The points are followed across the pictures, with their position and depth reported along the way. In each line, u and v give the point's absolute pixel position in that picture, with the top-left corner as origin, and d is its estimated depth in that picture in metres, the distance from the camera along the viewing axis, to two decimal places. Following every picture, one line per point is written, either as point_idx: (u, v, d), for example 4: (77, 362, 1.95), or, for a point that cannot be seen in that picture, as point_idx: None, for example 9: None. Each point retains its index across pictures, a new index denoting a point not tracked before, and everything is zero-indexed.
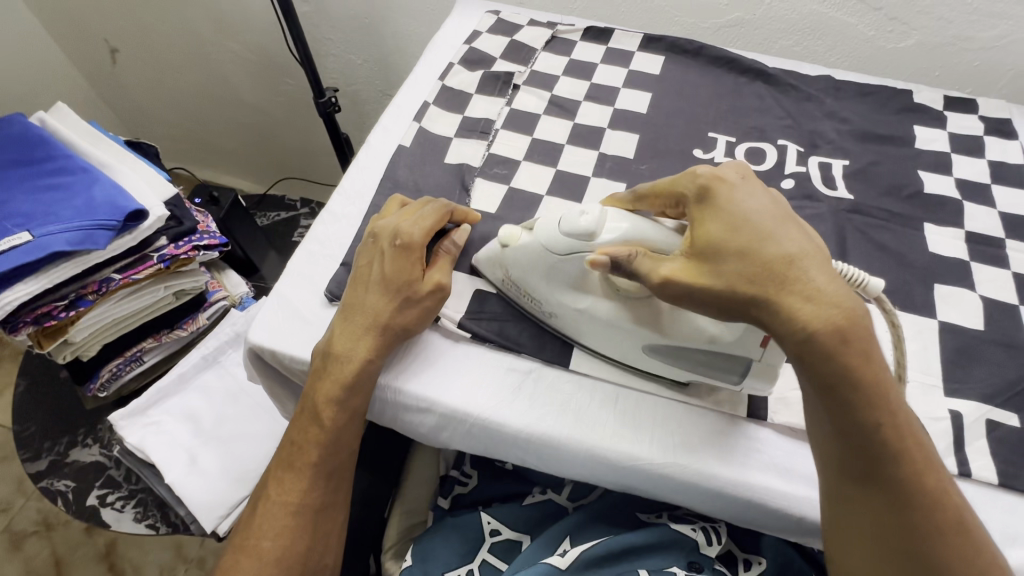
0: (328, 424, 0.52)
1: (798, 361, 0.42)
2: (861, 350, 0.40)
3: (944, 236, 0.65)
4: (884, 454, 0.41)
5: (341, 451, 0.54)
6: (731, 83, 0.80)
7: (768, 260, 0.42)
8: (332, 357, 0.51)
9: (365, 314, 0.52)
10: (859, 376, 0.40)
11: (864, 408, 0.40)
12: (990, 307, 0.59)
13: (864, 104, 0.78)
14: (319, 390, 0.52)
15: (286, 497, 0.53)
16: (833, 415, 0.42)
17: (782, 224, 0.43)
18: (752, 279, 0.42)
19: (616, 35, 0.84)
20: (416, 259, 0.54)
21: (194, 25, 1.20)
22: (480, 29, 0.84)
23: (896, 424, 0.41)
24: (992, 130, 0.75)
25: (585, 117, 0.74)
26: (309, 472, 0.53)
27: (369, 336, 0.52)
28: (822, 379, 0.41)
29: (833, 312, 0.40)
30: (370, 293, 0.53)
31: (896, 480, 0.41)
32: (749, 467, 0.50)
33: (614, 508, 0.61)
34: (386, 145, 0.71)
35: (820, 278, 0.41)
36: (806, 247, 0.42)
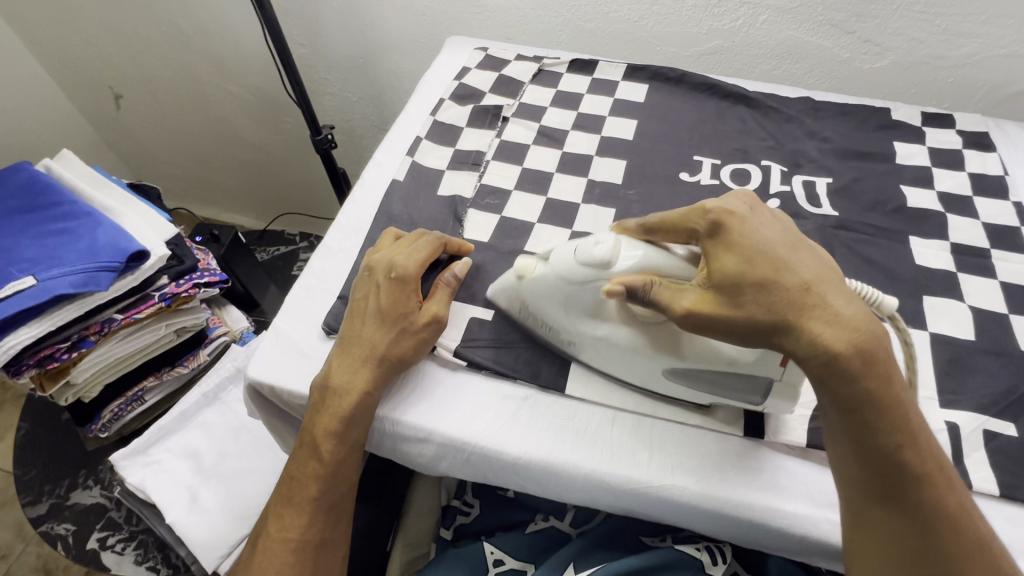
0: (327, 458, 0.52)
1: (820, 382, 0.42)
2: (881, 373, 0.41)
3: (930, 248, 0.66)
4: (905, 469, 0.41)
5: (342, 484, 0.54)
6: (714, 108, 0.82)
7: (787, 287, 0.43)
8: (330, 390, 0.52)
9: (363, 346, 0.53)
10: (878, 399, 0.41)
11: (893, 428, 0.41)
12: (980, 317, 0.60)
13: (844, 123, 0.80)
14: (318, 423, 0.52)
15: (286, 532, 0.53)
16: (859, 435, 0.42)
17: (796, 252, 0.44)
18: (771, 307, 0.43)
19: (600, 66, 0.88)
20: (412, 290, 0.55)
21: (196, 69, 1.25)
22: (469, 65, 0.88)
23: (915, 446, 0.41)
24: (971, 143, 0.77)
25: (572, 145, 0.77)
26: (310, 507, 0.53)
27: (368, 368, 0.52)
28: (847, 400, 0.41)
29: (852, 334, 0.41)
30: (367, 326, 0.54)
31: (924, 497, 0.41)
32: (744, 486, 0.50)
33: (616, 534, 0.60)
34: (380, 180, 0.73)
35: (831, 307, 0.42)
36: (819, 272, 0.44)
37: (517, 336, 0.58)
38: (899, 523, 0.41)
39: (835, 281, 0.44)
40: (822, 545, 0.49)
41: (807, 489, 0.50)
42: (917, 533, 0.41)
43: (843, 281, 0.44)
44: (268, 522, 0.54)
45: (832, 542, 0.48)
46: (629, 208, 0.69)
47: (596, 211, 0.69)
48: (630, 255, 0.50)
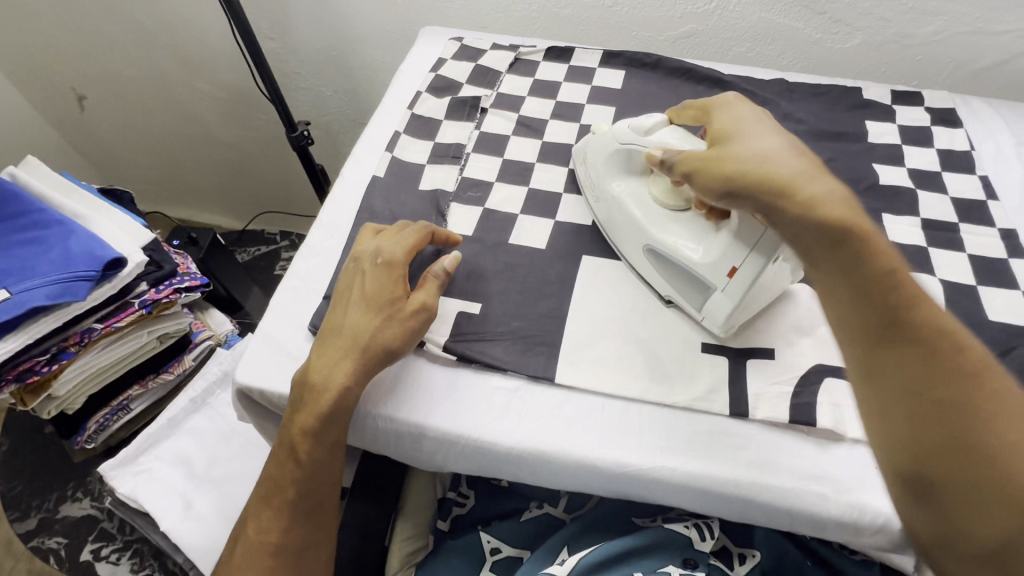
0: (304, 455, 0.52)
1: (797, 222, 0.42)
2: (852, 207, 0.41)
3: (901, 224, 0.68)
4: (884, 291, 0.40)
5: (321, 483, 0.54)
6: (691, 92, 0.83)
7: (758, 150, 0.46)
8: (309, 386, 0.52)
9: (343, 337, 0.53)
10: (851, 226, 0.40)
11: (871, 254, 0.40)
12: (949, 290, 0.62)
13: (818, 104, 0.81)
14: (297, 422, 0.52)
15: (265, 529, 0.54)
16: (835, 266, 0.41)
17: (775, 132, 0.48)
18: (760, 160, 0.45)
19: (577, 53, 0.87)
20: (399, 279, 0.55)
21: (161, 66, 1.21)
22: (444, 56, 0.87)
23: (891, 265, 0.40)
24: (939, 120, 0.79)
25: (552, 135, 0.77)
26: (288, 506, 0.53)
27: (346, 360, 0.52)
28: (820, 225, 0.41)
29: (831, 185, 0.42)
30: (349, 317, 0.54)
31: (910, 322, 0.39)
32: (733, 464, 0.52)
33: (610, 517, 0.62)
34: (359, 176, 0.72)
35: (796, 158, 0.44)
36: (796, 142, 0.47)
37: (503, 329, 0.59)
38: (903, 353, 0.39)
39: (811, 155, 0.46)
40: (809, 517, 0.51)
41: (794, 465, 0.52)
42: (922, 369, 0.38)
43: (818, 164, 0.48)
44: (251, 519, 0.56)
45: (818, 513, 0.50)
46: None
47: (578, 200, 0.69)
48: (672, 134, 0.60)
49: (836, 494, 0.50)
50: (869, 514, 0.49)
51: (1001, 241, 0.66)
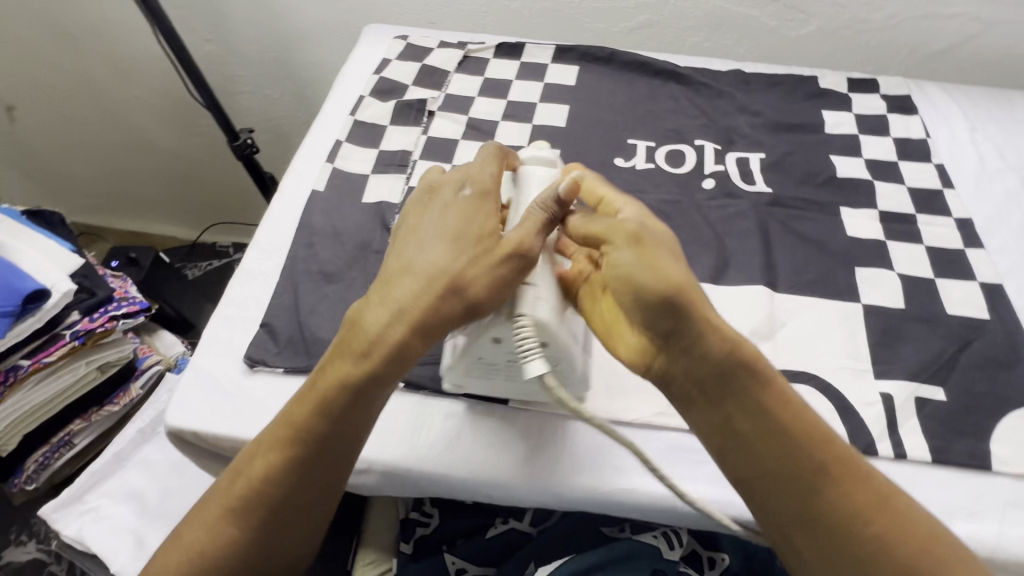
0: (324, 411, 0.44)
1: (679, 367, 0.43)
2: (743, 352, 0.43)
3: (860, 218, 0.67)
4: (778, 436, 0.42)
5: (332, 450, 0.45)
6: (646, 87, 0.80)
7: (670, 276, 0.42)
8: (360, 328, 0.44)
9: (412, 269, 0.45)
10: (741, 364, 0.42)
11: (760, 399, 0.42)
12: (908, 284, 0.62)
13: (774, 95, 0.79)
14: (337, 369, 0.44)
15: (249, 474, 0.45)
16: (735, 409, 0.43)
17: (663, 249, 0.44)
18: (663, 289, 0.42)
19: (528, 49, 0.84)
20: (492, 215, 0.47)
21: (92, 73, 1.14)
22: (389, 56, 0.82)
23: (778, 399, 0.43)
24: (895, 107, 0.78)
25: (503, 138, 0.73)
26: (284, 467, 0.44)
27: (411, 301, 0.43)
28: (710, 369, 0.42)
29: (721, 329, 0.42)
30: (426, 247, 0.45)
31: (799, 457, 0.42)
32: (694, 481, 0.50)
33: (577, 530, 0.60)
34: (299, 190, 0.68)
35: (692, 287, 0.43)
36: (679, 264, 0.44)
37: None
38: (806, 488, 0.41)
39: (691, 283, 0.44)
40: None
41: None
42: (802, 499, 0.41)
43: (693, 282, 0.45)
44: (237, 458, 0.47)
45: None
46: None
47: None
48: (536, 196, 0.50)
49: None
50: None
51: (958, 231, 0.66)
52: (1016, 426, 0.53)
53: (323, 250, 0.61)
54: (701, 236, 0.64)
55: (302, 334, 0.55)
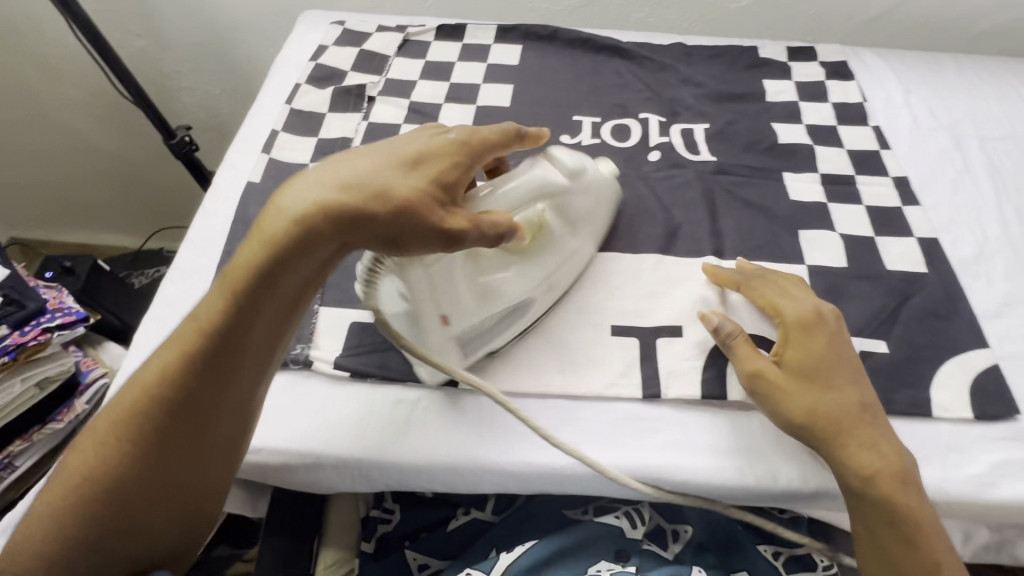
0: (196, 357, 0.41)
1: (838, 458, 0.47)
2: (876, 441, 0.47)
3: (802, 182, 0.68)
4: (895, 513, 0.45)
5: (208, 400, 0.42)
6: (590, 63, 0.79)
7: (828, 392, 0.48)
8: (268, 234, 0.41)
9: (284, 207, 0.40)
10: (892, 466, 0.46)
11: (880, 465, 0.46)
12: (849, 243, 0.63)
13: (717, 66, 0.80)
14: (235, 277, 0.41)
15: (119, 423, 0.41)
16: (863, 492, 0.46)
17: (840, 373, 0.49)
18: (821, 414, 0.47)
19: (470, 30, 0.82)
20: (404, 168, 0.42)
21: (16, 74, 1.08)
22: (325, 43, 0.80)
23: (899, 474, 0.46)
24: (833, 74, 0.80)
25: (447, 120, 0.72)
26: (156, 417, 0.41)
27: (275, 238, 0.40)
28: (856, 460, 0.46)
29: (863, 431, 0.47)
30: (307, 186, 0.41)
31: (909, 530, 0.45)
32: (646, 448, 0.50)
33: (539, 514, 0.60)
34: (234, 183, 0.65)
35: (840, 401, 0.48)
36: (841, 375, 0.49)
37: None
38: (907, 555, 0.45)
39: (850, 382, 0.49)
40: (727, 492, 0.50)
41: (708, 442, 0.51)
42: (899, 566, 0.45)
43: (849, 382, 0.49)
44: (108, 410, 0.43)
45: (733, 487, 0.49)
46: None
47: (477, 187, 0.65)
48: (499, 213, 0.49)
49: (748, 466, 0.50)
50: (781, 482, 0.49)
51: (895, 190, 0.67)
52: (954, 373, 0.54)
53: None
54: (647, 208, 0.64)
55: None
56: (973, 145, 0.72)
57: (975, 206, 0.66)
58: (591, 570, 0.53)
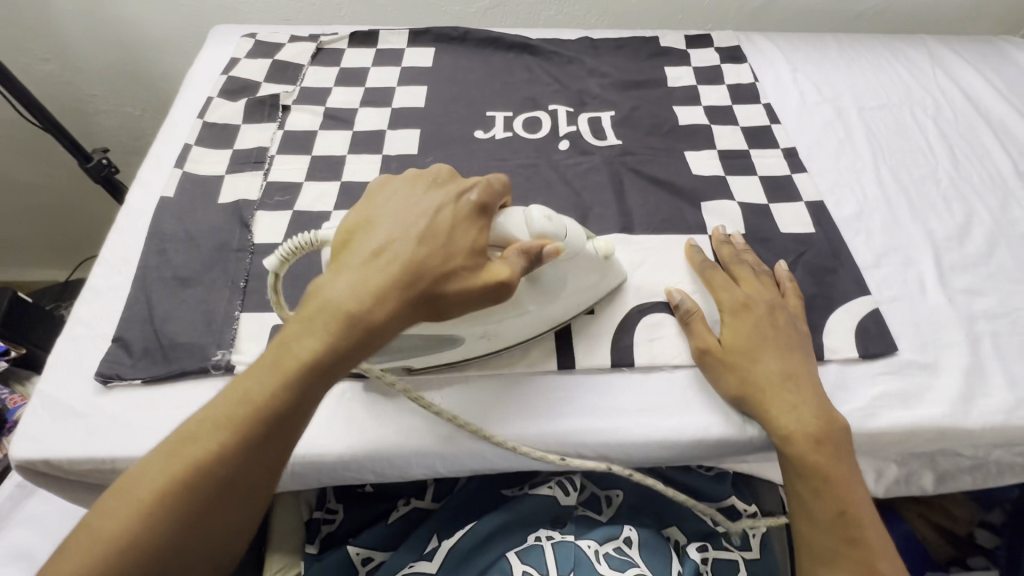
0: (232, 447, 0.38)
1: (763, 410, 0.51)
2: (806, 399, 0.51)
3: (702, 158, 0.73)
4: (814, 465, 0.49)
5: (238, 496, 0.39)
6: (501, 60, 0.83)
7: (768, 365, 0.52)
8: (349, 296, 0.41)
9: (332, 292, 0.41)
10: (813, 422, 0.49)
11: (803, 422, 0.49)
12: (746, 210, 0.67)
13: (621, 57, 0.85)
14: (308, 343, 0.40)
15: (138, 506, 0.37)
16: (784, 443, 0.50)
17: (777, 346, 0.53)
18: (751, 376, 0.52)
19: (383, 35, 0.84)
20: (440, 249, 0.43)
21: None
22: (237, 56, 0.80)
23: (824, 429, 0.49)
24: (727, 58, 0.86)
25: (363, 123, 0.73)
26: (175, 516, 0.37)
27: (331, 322, 0.40)
28: (776, 417, 0.50)
29: (794, 388, 0.51)
30: (347, 273, 0.42)
31: (827, 481, 0.48)
32: (561, 417, 0.53)
33: (479, 496, 0.62)
34: (147, 200, 0.65)
35: (776, 367, 0.52)
36: (780, 351, 0.53)
37: None
38: (820, 502, 0.48)
39: (789, 351, 0.53)
40: (639, 450, 0.52)
41: (622, 405, 0.54)
42: (811, 512, 0.49)
43: (793, 348, 0.54)
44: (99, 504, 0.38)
45: (643, 444, 0.52)
46: None
47: None
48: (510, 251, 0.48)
49: (657, 421, 0.53)
50: (696, 432, 0.52)
51: (785, 160, 0.73)
52: (840, 320, 0.59)
53: (176, 256, 0.60)
54: (559, 193, 0.68)
55: (158, 342, 0.54)
56: (853, 115, 0.79)
57: (856, 170, 0.73)
58: (530, 537, 0.55)
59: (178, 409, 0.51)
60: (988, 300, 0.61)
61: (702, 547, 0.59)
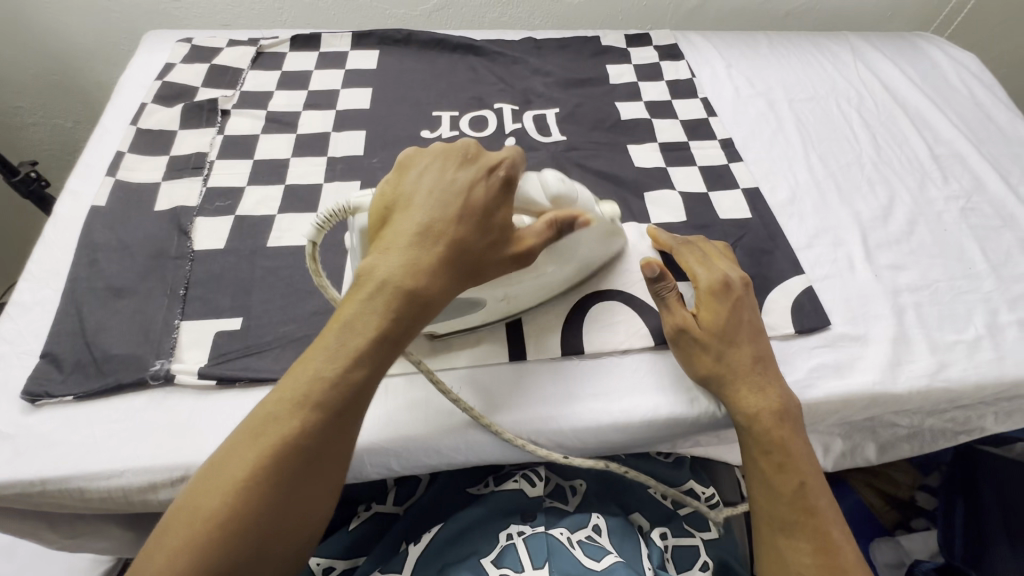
0: (307, 424, 0.39)
1: (727, 389, 0.52)
2: (763, 377, 0.52)
3: (644, 151, 0.75)
4: (771, 438, 0.50)
5: (323, 469, 0.40)
6: (446, 61, 0.84)
7: (736, 347, 0.52)
8: (403, 272, 0.42)
9: (386, 270, 0.43)
10: (770, 396, 0.51)
11: (760, 398, 0.51)
12: (687, 199, 0.70)
13: (563, 56, 0.87)
14: (372, 317, 0.42)
15: (229, 486, 0.37)
16: (745, 421, 0.51)
17: (747, 330, 0.54)
18: (719, 359, 0.52)
19: (325, 38, 0.84)
20: (476, 217, 0.45)
21: None
22: (172, 61, 0.78)
23: (779, 404, 0.51)
24: (665, 55, 0.89)
25: (307, 126, 0.72)
26: (264, 493, 0.37)
27: (391, 296, 0.42)
28: (735, 396, 0.51)
29: (757, 368, 0.52)
30: (395, 251, 0.43)
31: (784, 453, 0.50)
32: (523, 405, 0.53)
33: (443, 498, 0.61)
34: (77, 211, 0.62)
35: (744, 351, 0.53)
36: (748, 334, 0.54)
37: (269, 338, 0.54)
38: (777, 476, 0.49)
39: (754, 334, 0.54)
40: (597, 432, 0.53)
41: (577, 390, 0.55)
42: (769, 486, 0.50)
43: (760, 330, 0.55)
44: (187, 489, 0.38)
45: (601, 424, 0.53)
46: (374, 176, 0.67)
47: (340, 186, 0.66)
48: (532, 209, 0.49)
49: (613, 403, 0.54)
50: (651, 411, 0.53)
51: (722, 150, 0.76)
52: (778, 299, 0.62)
53: (109, 266, 0.57)
54: None
55: (91, 355, 0.51)
56: (784, 107, 0.83)
57: (788, 157, 0.76)
58: (502, 535, 0.53)
59: (115, 424, 0.48)
60: (911, 273, 0.65)
61: (663, 535, 0.59)
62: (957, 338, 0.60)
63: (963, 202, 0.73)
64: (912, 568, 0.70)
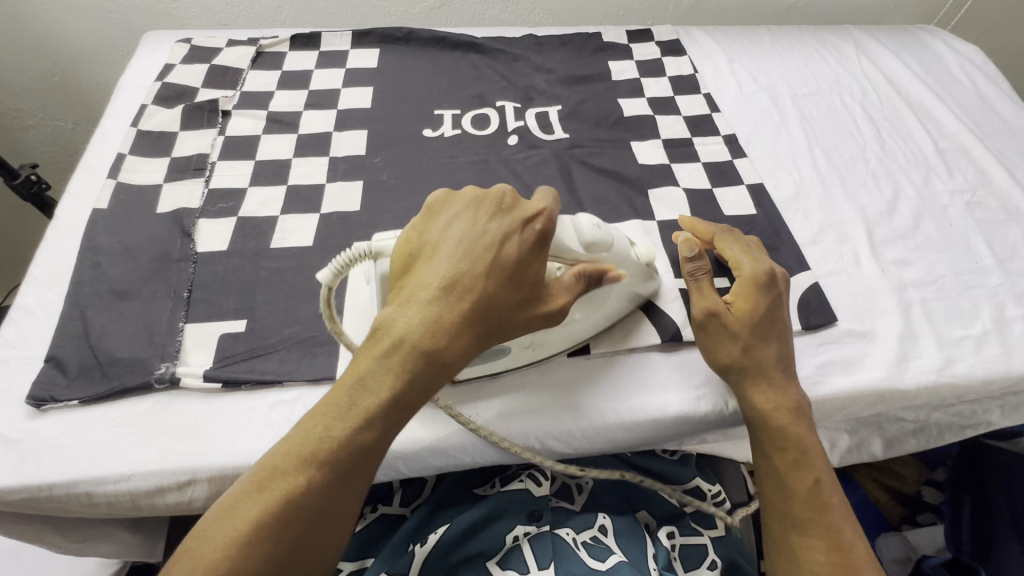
0: (314, 481, 0.39)
1: (744, 385, 0.52)
2: (781, 375, 0.52)
3: (648, 147, 0.74)
4: (784, 437, 0.50)
5: (328, 525, 0.40)
6: (447, 59, 0.83)
7: (766, 341, 0.52)
8: (421, 332, 0.41)
9: (402, 326, 0.42)
10: (785, 394, 0.51)
11: (775, 397, 0.51)
12: (691, 196, 0.69)
13: (565, 53, 0.86)
14: (387, 378, 0.41)
15: (231, 537, 0.37)
16: (760, 419, 0.51)
17: (778, 326, 0.53)
18: (746, 351, 0.51)
19: (325, 38, 0.83)
20: (505, 275, 0.43)
21: None
22: (172, 62, 0.78)
23: (793, 404, 0.51)
24: (668, 51, 0.88)
25: (308, 125, 0.72)
26: (266, 547, 0.37)
27: (407, 356, 0.41)
28: (750, 394, 0.51)
29: (779, 365, 0.52)
30: (417, 305, 0.42)
31: (798, 452, 0.49)
32: (532, 410, 0.53)
33: (450, 497, 0.61)
34: (79, 213, 0.62)
35: (773, 345, 0.52)
36: (778, 329, 0.53)
37: (273, 340, 0.53)
38: (789, 475, 0.49)
39: (783, 331, 0.54)
40: (605, 432, 0.53)
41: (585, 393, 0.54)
42: (781, 483, 0.49)
43: (787, 329, 0.54)
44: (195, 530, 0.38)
45: (607, 424, 0.53)
46: (376, 176, 0.67)
47: (342, 186, 0.66)
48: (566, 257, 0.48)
49: (620, 403, 0.54)
50: (657, 410, 0.53)
51: (726, 146, 0.75)
52: None
53: (112, 269, 0.57)
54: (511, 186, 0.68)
55: (96, 359, 0.51)
56: (788, 102, 0.83)
57: (793, 153, 0.76)
58: (508, 536, 0.54)
59: (121, 427, 0.48)
60: (917, 269, 0.65)
61: (670, 534, 0.58)
62: (963, 333, 0.60)
63: (968, 196, 0.73)
64: (918, 563, 0.69)
